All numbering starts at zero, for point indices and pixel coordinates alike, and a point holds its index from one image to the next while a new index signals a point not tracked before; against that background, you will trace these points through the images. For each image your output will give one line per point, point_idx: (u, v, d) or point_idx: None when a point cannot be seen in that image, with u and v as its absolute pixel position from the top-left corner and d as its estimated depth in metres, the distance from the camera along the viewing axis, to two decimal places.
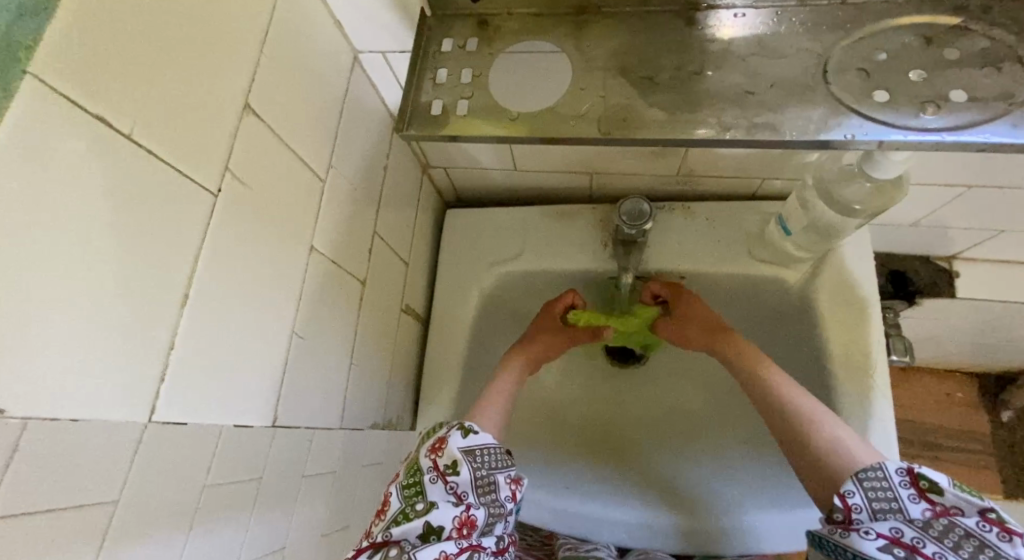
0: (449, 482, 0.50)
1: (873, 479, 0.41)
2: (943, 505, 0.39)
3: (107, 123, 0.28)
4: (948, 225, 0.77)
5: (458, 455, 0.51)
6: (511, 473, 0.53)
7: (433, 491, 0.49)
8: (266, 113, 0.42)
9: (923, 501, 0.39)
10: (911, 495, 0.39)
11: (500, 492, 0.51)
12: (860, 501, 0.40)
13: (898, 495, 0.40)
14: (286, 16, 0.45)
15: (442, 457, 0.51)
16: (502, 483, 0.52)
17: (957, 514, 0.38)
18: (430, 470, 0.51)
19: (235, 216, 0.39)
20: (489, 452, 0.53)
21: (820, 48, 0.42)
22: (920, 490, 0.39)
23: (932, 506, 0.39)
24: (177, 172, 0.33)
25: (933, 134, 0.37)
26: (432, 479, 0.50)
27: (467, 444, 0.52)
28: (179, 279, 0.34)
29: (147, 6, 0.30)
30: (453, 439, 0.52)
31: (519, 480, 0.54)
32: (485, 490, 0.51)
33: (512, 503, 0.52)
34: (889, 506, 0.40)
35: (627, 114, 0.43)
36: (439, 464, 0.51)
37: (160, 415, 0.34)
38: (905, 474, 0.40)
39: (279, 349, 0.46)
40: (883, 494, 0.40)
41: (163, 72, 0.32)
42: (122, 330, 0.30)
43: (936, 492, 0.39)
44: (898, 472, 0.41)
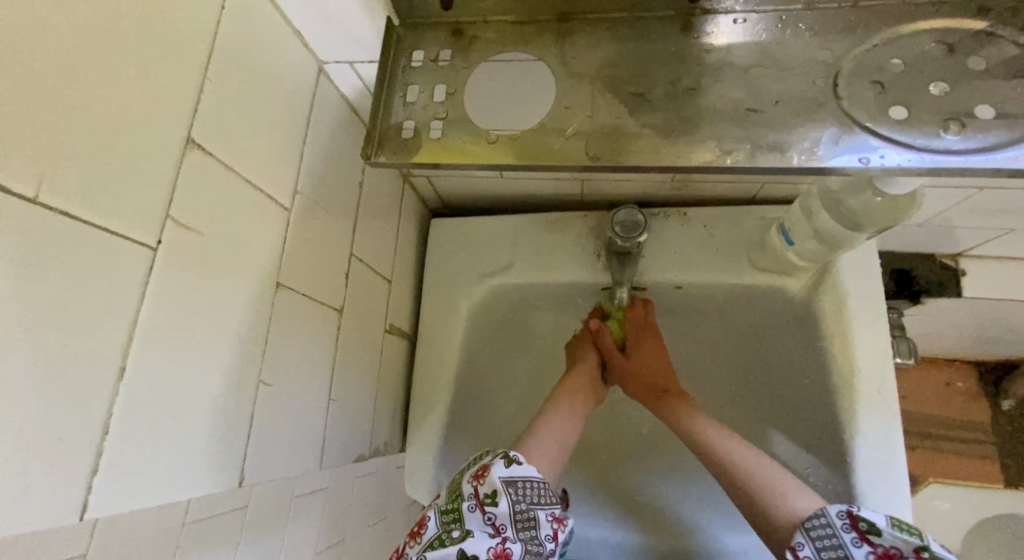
0: (487, 513, 0.46)
1: (817, 528, 0.41)
2: (884, 546, 0.38)
3: (8, 190, 0.24)
4: (955, 224, 0.74)
5: (499, 485, 0.47)
6: (554, 510, 0.49)
7: (470, 520, 0.46)
8: (216, 147, 0.38)
9: (865, 545, 0.39)
10: (854, 539, 0.39)
11: (540, 529, 0.47)
12: (808, 553, 0.41)
13: (843, 541, 0.40)
14: (234, 35, 0.40)
15: (482, 485, 0.48)
16: (542, 520, 0.48)
17: (899, 555, 0.38)
18: (470, 498, 0.47)
19: (182, 268, 0.35)
20: (532, 485, 0.49)
21: (829, 57, 0.38)
22: (861, 533, 0.39)
23: (874, 548, 0.38)
24: (104, 232, 0.29)
25: (957, 156, 0.33)
26: (471, 507, 0.47)
27: (509, 474, 0.48)
28: (111, 351, 0.30)
29: (53, 48, 0.26)
30: (496, 467, 0.48)
31: (561, 520, 0.50)
32: (525, 525, 0.46)
33: (552, 543, 0.48)
34: (836, 556, 0.39)
35: (617, 136, 0.39)
36: (479, 492, 0.47)
37: (97, 511, 0.29)
38: (845, 517, 0.40)
39: (247, 401, 0.42)
40: (828, 542, 0.40)
41: (77, 121, 0.27)
42: (44, 420, 0.26)
43: (874, 533, 0.39)
44: (839, 516, 0.41)
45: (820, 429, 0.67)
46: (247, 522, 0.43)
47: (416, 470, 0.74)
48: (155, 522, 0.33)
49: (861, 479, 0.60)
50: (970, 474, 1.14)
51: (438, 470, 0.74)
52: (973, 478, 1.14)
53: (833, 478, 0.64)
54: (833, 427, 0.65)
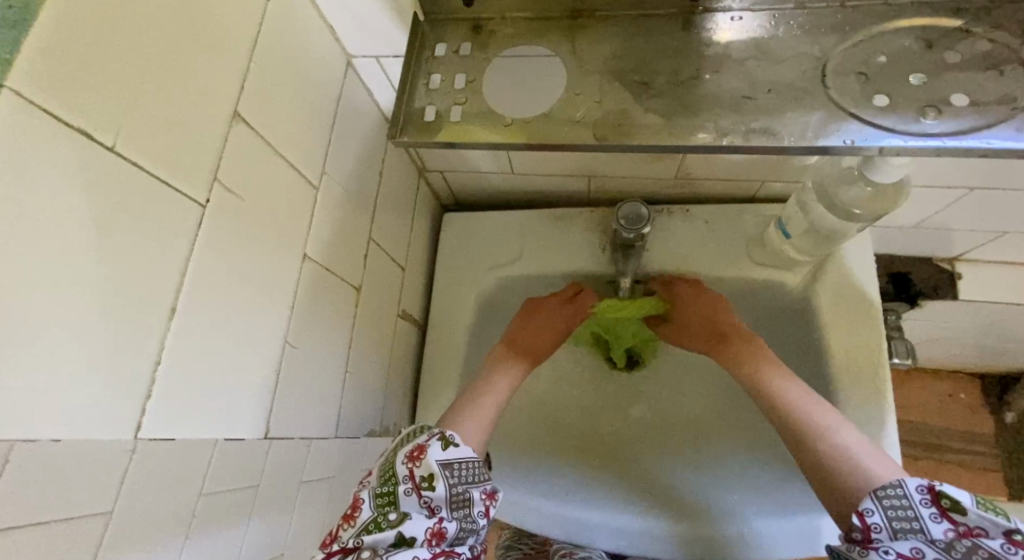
0: (424, 497, 0.47)
1: (891, 497, 0.40)
2: (966, 525, 0.37)
3: (90, 136, 0.28)
4: (951, 227, 0.76)
5: (436, 468, 0.48)
6: (488, 486, 0.50)
7: (406, 502, 0.47)
8: (258, 122, 0.42)
9: (944, 522, 0.37)
10: (931, 515, 0.38)
11: (474, 507, 0.48)
12: (879, 521, 0.39)
13: (919, 516, 0.38)
14: (276, 22, 0.44)
15: (419, 467, 0.48)
16: (475, 498, 0.49)
17: (982, 535, 0.36)
18: (406, 481, 0.47)
19: (225, 227, 0.38)
20: (467, 465, 0.50)
21: (818, 51, 0.41)
22: (942, 509, 0.38)
23: (955, 526, 0.37)
24: (164, 184, 0.33)
25: (934, 138, 0.36)
26: (406, 491, 0.47)
27: (446, 457, 0.49)
28: (164, 291, 0.33)
29: (134, 19, 0.30)
30: (433, 450, 0.49)
31: (495, 494, 0.51)
32: (460, 505, 0.48)
33: (485, 518, 0.50)
34: (910, 525, 0.38)
35: (623, 120, 0.43)
36: (415, 474, 0.48)
37: (147, 433, 0.33)
38: (925, 493, 0.38)
39: (271, 360, 0.45)
40: (903, 514, 0.39)
41: (148, 84, 0.31)
42: (105, 342, 0.30)
43: (958, 512, 0.37)
44: (918, 490, 0.39)
45: None
46: (256, 500, 0.45)
47: None
48: (193, 457, 0.37)
49: None
50: (971, 485, 1.14)
51: None
52: (977, 489, 1.14)
53: None
54: None
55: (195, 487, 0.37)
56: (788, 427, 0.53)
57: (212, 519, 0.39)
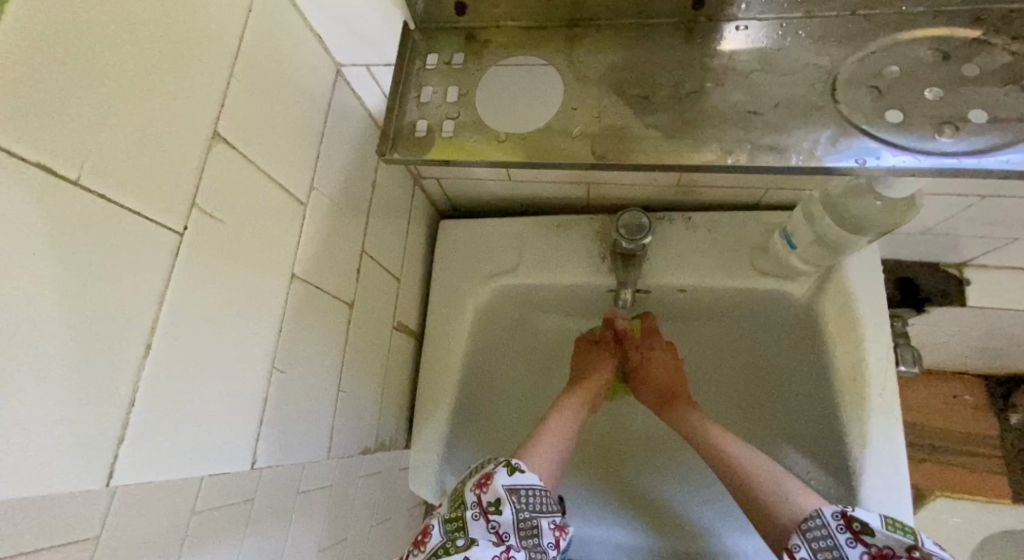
0: (491, 521, 0.46)
1: (811, 528, 0.43)
2: (876, 545, 0.40)
3: (49, 168, 0.26)
4: (960, 234, 0.74)
5: (502, 493, 0.47)
6: (556, 518, 0.49)
7: (474, 528, 0.46)
8: (240, 141, 0.40)
9: (860, 544, 0.40)
10: (848, 539, 0.41)
11: (543, 537, 0.47)
12: (805, 553, 0.42)
13: (838, 542, 0.41)
14: (259, 35, 0.42)
15: (486, 493, 0.47)
16: (545, 528, 0.48)
17: (892, 550, 0.39)
18: (473, 506, 0.47)
19: (206, 253, 0.37)
20: (535, 493, 0.49)
21: (827, 63, 0.39)
22: (855, 533, 0.41)
23: (867, 548, 0.40)
24: (134, 214, 0.31)
25: (952, 157, 0.34)
26: (474, 516, 0.46)
27: (512, 482, 0.48)
28: (137, 328, 0.32)
29: (96, 40, 0.28)
30: (499, 475, 0.48)
31: (563, 527, 0.50)
32: (528, 534, 0.46)
33: (554, 550, 0.48)
34: (836, 551, 0.41)
35: (622, 136, 0.41)
36: (483, 499, 0.47)
37: (121, 479, 0.31)
38: (840, 518, 0.42)
39: (258, 386, 0.44)
40: (825, 544, 0.42)
41: (116, 109, 0.29)
42: (72, 385, 0.28)
43: (867, 532, 0.40)
44: (834, 518, 0.42)
45: (822, 432, 0.68)
46: (252, 515, 0.43)
47: (419, 467, 0.75)
48: (174, 498, 0.35)
49: (862, 483, 0.60)
50: (976, 489, 1.12)
51: (442, 466, 0.76)
52: (982, 494, 1.12)
53: (835, 482, 0.64)
54: (834, 431, 0.65)
55: (184, 521, 0.36)
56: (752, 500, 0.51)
57: (207, 539, 0.38)
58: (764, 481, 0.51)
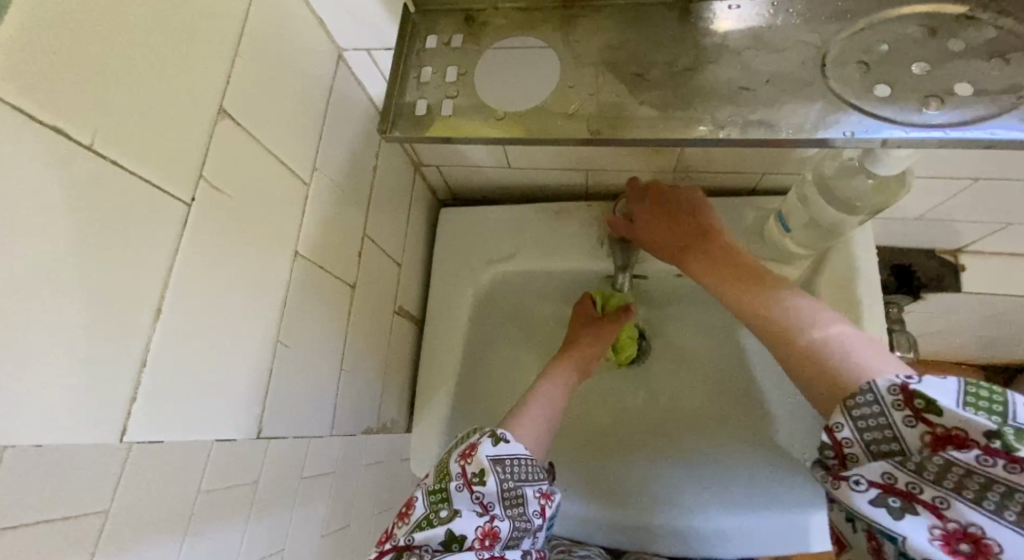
0: (475, 492, 0.47)
1: (858, 404, 0.32)
2: (944, 428, 0.29)
3: (65, 134, 0.27)
4: (955, 219, 0.75)
5: (487, 464, 0.48)
6: (542, 487, 0.50)
7: (458, 500, 0.47)
8: (245, 118, 0.41)
9: (919, 425, 0.30)
10: (904, 417, 0.31)
11: (528, 505, 0.48)
12: (849, 436, 0.33)
13: (890, 421, 0.31)
14: (262, 15, 0.43)
15: (470, 464, 0.48)
16: (530, 496, 0.49)
17: (966, 439, 0.28)
18: (457, 478, 0.48)
19: (213, 226, 0.38)
20: (520, 463, 0.50)
21: (818, 40, 0.40)
22: (916, 412, 0.30)
23: (931, 429, 0.30)
24: (146, 183, 0.32)
25: (938, 129, 0.35)
26: (458, 487, 0.47)
27: (496, 453, 0.49)
28: (148, 293, 0.33)
29: (108, 12, 0.29)
30: (484, 447, 0.49)
31: (549, 495, 0.51)
32: (512, 503, 0.47)
33: (540, 519, 0.49)
34: (884, 437, 0.31)
35: (618, 112, 0.42)
36: (467, 471, 0.48)
37: (133, 436, 0.33)
38: (897, 393, 0.31)
39: (263, 360, 0.45)
40: (874, 424, 0.32)
41: (127, 80, 0.30)
42: (88, 345, 0.29)
43: (934, 413, 0.29)
44: (890, 391, 0.31)
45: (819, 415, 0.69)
46: (254, 501, 0.45)
47: (420, 449, 0.76)
48: (181, 460, 0.36)
49: None
50: None
51: (442, 449, 0.77)
52: None
53: None
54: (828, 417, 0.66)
55: (194, 490, 0.38)
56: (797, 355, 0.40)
57: (208, 521, 0.39)
58: (840, 348, 0.38)
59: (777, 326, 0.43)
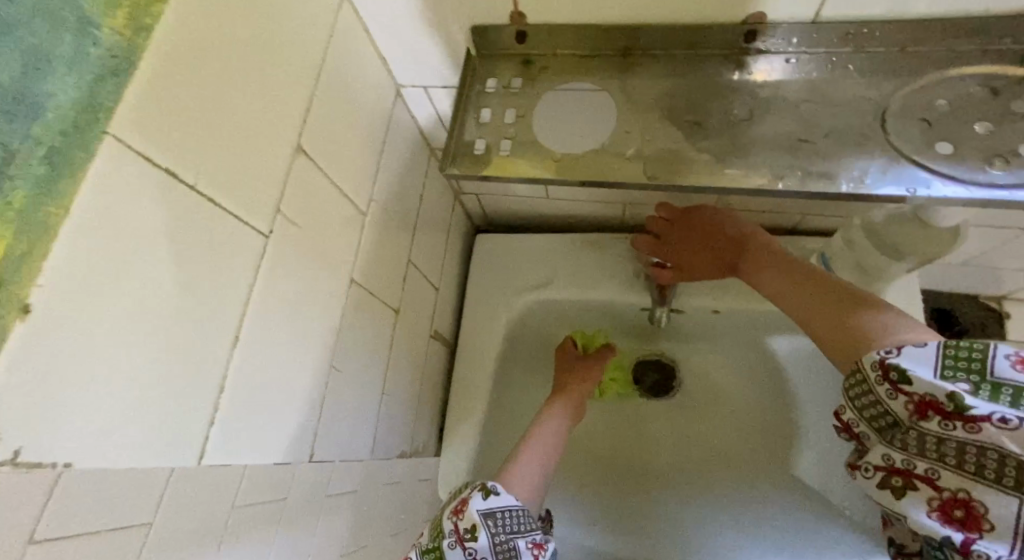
0: (468, 548, 0.46)
1: (851, 388, 0.32)
2: (923, 395, 0.28)
3: (174, 173, 0.29)
4: (1000, 266, 0.74)
5: (478, 518, 0.47)
6: (536, 536, 0.48)
7: (451, 558, 0.46)
8: (316, 153, 0.43)
9: (900, 397, 0.29)
10: (887, 392, 0.30)
11: (521, 558, 0.46)
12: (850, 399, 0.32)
13: (879, 397, 0.30)
14: (336, 56, 0.45)
15: (462, 520, 0.48)
16: (522, 548, 0.46)
17: (938, 404, 0.28)
18: (450, 534, 0.47)
19: (284, 256, 0.39)
20: (513, 515, 0.49)
21: (877, 95, 0.41)
22: (892, 382, 0.30)
23: (910, 397, 0.29)
24: (234, 218, 0.34)
25: (1003, 190, 0.35)
26: (450, 544, 0.47)
27: (487, 506, 0.49)
28: (229, 320, 0.34)
29: (216, 62, 0.31)
30: (474, 501, 0.49)
31: (544, 545, 0.48)
32: (504, 557, 0.46)
33: None
34: (878, 414, 0.31)
35: (673, 159, 0.43)
36: (459, 527, 0.47)
37: (210, 458, 0.34)
38: (878, 364, 0.31)
39: (316, 385, 0.46)
40: (866, 398, 0.31)
41: (226, 121, 0.32)
42: (178, 370, 0.31)
43: (907, 380, 0.29)
44: (874, 364, 0.31)
45: None
46: (281, 516, 0.43)
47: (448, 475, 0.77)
48: (242, 484, 0.37)
49: None
50: None
51: (470, 475, 0.77)
52: None
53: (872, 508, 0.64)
54: None
55: (223, 512, 0.35)
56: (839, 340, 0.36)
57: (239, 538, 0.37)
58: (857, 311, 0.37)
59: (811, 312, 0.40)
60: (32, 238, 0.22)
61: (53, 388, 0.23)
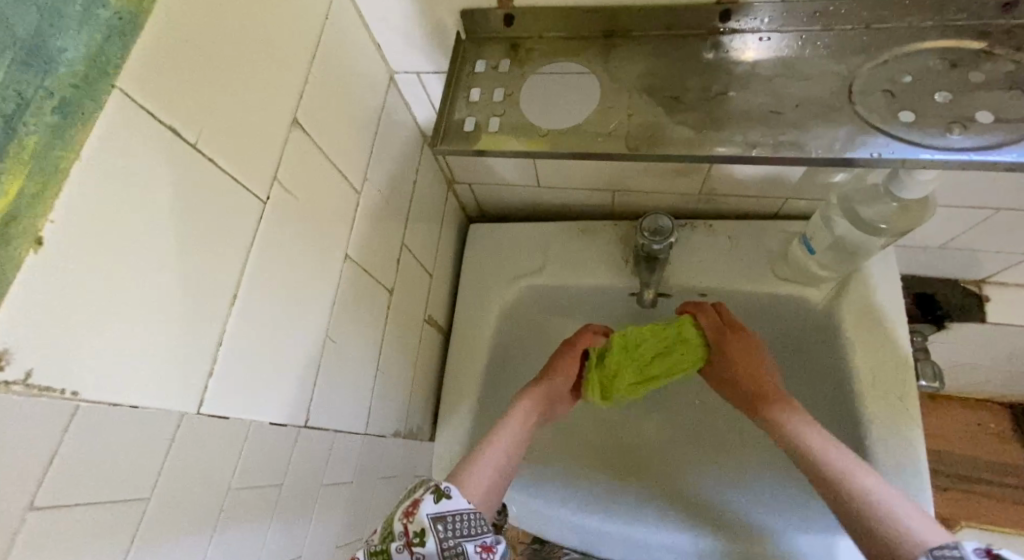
0: (415, 554, 0.41)
1: None
2: None
3: (177, 132, 0.31)
4: (978, 249, 0.76)
5: (427, 522, 0.42)
6: (487, 540, 0.42)
7: None
8: (313, 128, 0.45)
9: None
10: None
11: None
12: None
13: None
14: (332, 38, 0.48)
15: (412, 522, 0.42)
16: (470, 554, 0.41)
17: None
18: (399, 537, 0.42)
19: (280, 223, 0.41)
20: (465, 518, 0.43)
21: (844, 70, 0.43)
22: None
23: None
24: (233, 180, 0.36)
25: (962, 152, 0.37)
26: (398, 549, 0.41)
27: (439, 509, 0.43)
28: (227, 278, 0.36)
29: (220, 32, 0.33)
30: (426, 502, 0.43)
31: (496, 548, 0.42)
32: None
33: None
34: None
35: (653, 132, 0.45)
36: (409, 530, 0.42)
37: (209, 407, 0.36)
38: None
39: (311, 353, 0.48)
40: None
41: (227, 89, 0.34)
42: (178, 320, 0.32)
43: None
44: None
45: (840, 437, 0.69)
46: (277, 503, 0.45)
47: (442, 458, 0.78)
48: (243, 450, 0.40)
49: None
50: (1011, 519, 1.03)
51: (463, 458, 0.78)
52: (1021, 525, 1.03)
53: None
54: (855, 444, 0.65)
55: (225, 482, 0.38)
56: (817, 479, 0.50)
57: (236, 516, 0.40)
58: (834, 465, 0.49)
59: (814, 469, 0.51)
60: (45, 177, 0.23)
61: (61, 319, 0.25)
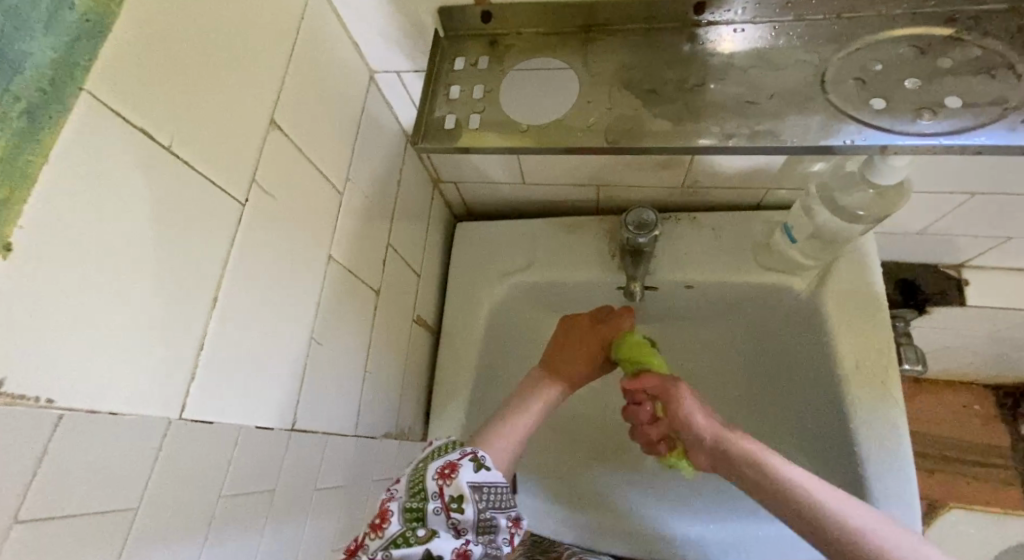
0: (451, 517, 0.42)
1: None
2: None
3: (149, 134, 0.30)
4: (956, 233, 0.78)
5: (467, 490, 0.43)
6: (515, 514, 0.45)
7: (433, 521, 0.41)
8: (291, 129, 0.45)
9: None
10: None
11: (499, 534, 0.44)
12: None
13: None
14: (309, 38, 0.47)
15: (450, 486, 0.43)
16: (503, 525, 0.44)
17: None
18: (435, 499, 0.42)
19: (260, 225, 0.41)
20: (498, 490, 0.45)
21: (817, 59, 0.44)
22: None
23: None
24: (209, 182, 0.35)
25: (932, 137, 0.38)
26: (435, 509, 0.42)
27: (477, 479, 0.44)
28: (206, 281, 0.36)
29: (192, 34, 0.33)
30: (465, 470, 0.44)
31: (521, 522, 0.46)
32: (484, 531, 0.43)
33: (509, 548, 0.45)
34: None
35: (633, 124, 0.45)
36: (445, 492, 0.43)
37: (193, 412, 0.35)
38: None
39: (297, 356, 0.47)
40: None
41: (201, 90, 0.34)
42: (156, 324, 0.32)
43: None
44: None
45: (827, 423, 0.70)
46: (270, 511, 0.44)
47: None
48: (233, 456, 0.39)
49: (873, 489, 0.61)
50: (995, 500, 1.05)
51: None
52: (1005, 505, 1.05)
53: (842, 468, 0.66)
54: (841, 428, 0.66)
55: (215, 490, 0.37)
56: (779, 501, 0.48)
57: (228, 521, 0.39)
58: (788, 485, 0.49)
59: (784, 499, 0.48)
60: (12, 183, 0.23)
61: (34, 325, 0.24)
